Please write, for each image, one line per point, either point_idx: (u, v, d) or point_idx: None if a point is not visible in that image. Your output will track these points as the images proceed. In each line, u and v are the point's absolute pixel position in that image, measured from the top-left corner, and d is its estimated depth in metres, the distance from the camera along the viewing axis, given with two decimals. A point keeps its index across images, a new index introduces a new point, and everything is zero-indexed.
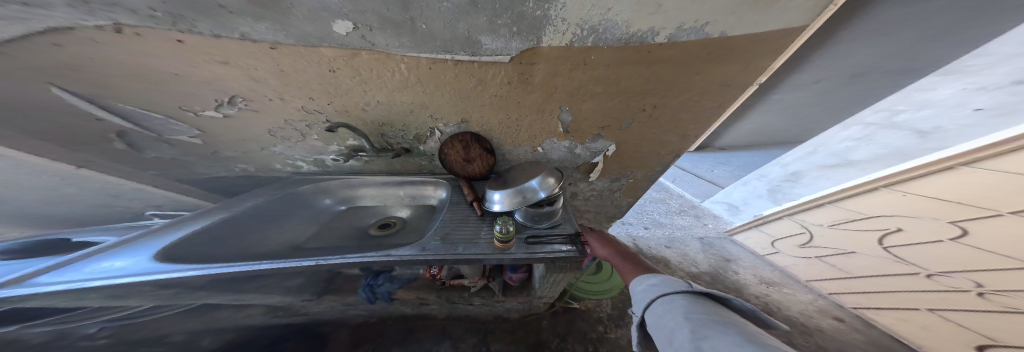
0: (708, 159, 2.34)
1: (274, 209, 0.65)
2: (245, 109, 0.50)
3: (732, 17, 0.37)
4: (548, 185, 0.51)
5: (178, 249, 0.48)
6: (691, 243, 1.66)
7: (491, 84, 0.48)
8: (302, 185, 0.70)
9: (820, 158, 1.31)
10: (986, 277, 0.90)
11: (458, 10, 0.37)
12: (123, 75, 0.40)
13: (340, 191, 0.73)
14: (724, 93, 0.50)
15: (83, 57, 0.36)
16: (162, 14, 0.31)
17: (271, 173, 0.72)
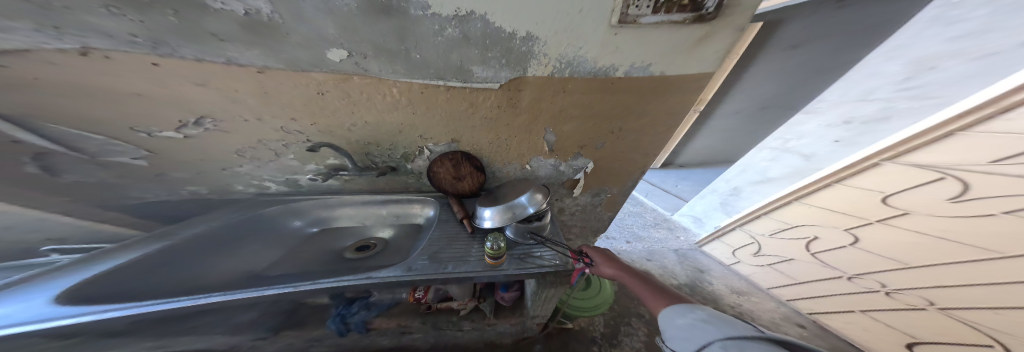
0: (671, 174, 2.55)
1: (229, 234, 0.59)
2: (214, 129, 0.46)
3: (668, 60, 0.46)
4: (536, 201, 0.55)
5: (91, 289, 0.41)
6: (668, 255, 1.72)
7: (481, 107, 0.52)
8: (267, 207, 0.64)
9: (747, 176, 1.48)
10: (894, 274, 1.03)
11: (451, 42, 0.41)
12: (68, 96, 0.35)
13: (313, 212, 0.69)
14: (676, 122, 0.60)
15: (27, 79, 0.32)
16: (144, 41, 0.30)
17: (228, 195, 0.64)
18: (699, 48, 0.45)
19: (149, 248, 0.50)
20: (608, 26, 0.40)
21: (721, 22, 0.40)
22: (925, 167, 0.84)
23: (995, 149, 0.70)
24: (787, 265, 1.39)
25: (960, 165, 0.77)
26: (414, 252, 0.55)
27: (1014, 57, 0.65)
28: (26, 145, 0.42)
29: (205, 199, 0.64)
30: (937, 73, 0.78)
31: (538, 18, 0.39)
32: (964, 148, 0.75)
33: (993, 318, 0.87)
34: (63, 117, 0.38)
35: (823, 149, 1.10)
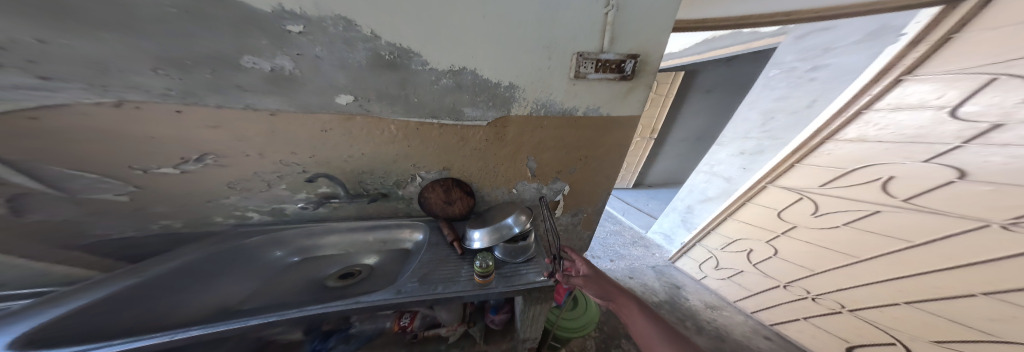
0: (642, 194, 2.66)
1: (205, 267, 0.56)
2: (213, 165, 0.48)
3: (615, 105, 0.58)
4: (520, 221, 0.61)
5: (52, 332, 0.38)
6: (648, 272, 1.79)
7: (471, 140, 0.59)
8: (249, 237, 0.61)
9: (694, 195, 1.64)
10: (815, 280, 1.19)
11: (445, 89, 0.49)
12: (83, 138, 0.38)
13: (297, 241, 0.67)
14: (622, 150, 0.69)
15: (56, 129, 0.36)
16: (176, 93, 0.36)
17: (204, 228, 0.61)
18: (632, 96, 0.57)
19: (115, 286, 0.46)
20: (568, 79, 0.52)
21: (642, 78, 0.54)
22: (790, 189, 1.16)
23: (821, 176, 1.03)
24: (741, 276, 1.51)
25: (810, 189, 1.09)
26: (405, 275, 0.57)
27: (803, 117, 1.02)
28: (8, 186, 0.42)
29: (176, 237, 0.59)
30: (776, 121, 1.13)
31: (517, 72, 0.50)
32: (802, 175, 1.09)
33: (885, 316, 1.05)
34: (62, 158, 0.39)
35: (736, 171, 1.36)
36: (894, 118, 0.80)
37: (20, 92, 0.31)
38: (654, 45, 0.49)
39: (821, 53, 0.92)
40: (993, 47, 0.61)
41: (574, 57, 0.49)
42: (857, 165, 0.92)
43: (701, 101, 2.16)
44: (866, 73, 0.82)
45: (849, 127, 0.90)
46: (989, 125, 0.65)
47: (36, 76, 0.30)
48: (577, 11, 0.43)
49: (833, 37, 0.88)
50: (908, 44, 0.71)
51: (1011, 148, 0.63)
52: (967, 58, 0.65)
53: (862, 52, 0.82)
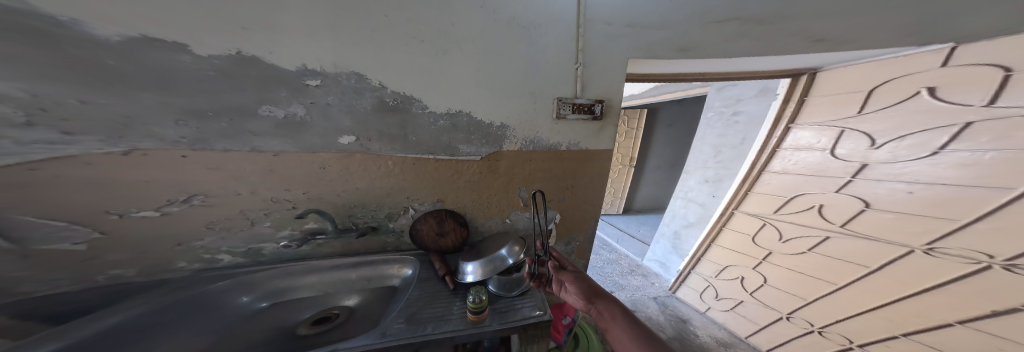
0: (636, 219, 2.69)
1: (156, 321, 0.46)
2: (200, 206, 0.46)
3: (590, 140, 0.67)
4: (514, 252, 0.62)
5: None
6: (650, 304, 1.73)
7: (465, 173, 0.63)
8: (215, 283, 0.53)
9: (677, 221, 1.74)
10: (816, 311, 1.18)
11: (442, 129, 0.55)
12: (70, 187, 0.37)
13: (271, 283, 0.58)
14: (603, 180, 0.75)
15: (47, 178, 0.36)
16: (188, 140, 0.39)
17: (157, 276, 0.52)
18: (604, 131, 0.67)
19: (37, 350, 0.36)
20: (552, 119, 0.61)
21: (610, 118, 0.65)
22: (755, 215, 1.27)
23: (771, 203, 1.19)
24: (743, 307, 1.47)
25: (768, 215, 1.22)
26: (389, 316, 0.53)
27: (739, 151, 1.33)
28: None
29: (125, 288, 0.49)
30: (724, 153, 1.40)
31: (508, 113, 0.57)
32: (759, 202, 1.23)
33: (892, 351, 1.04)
34: (33, 206, 0.37)
35: (707, 197, 1.53)
36: (798, 156, 1.05)
37: (36, 145, 0.33)
38: (613, 93, 0.61)
39: (736, 102, 1.32)
40: (829, 109, 0.93)
41: (554, 101, 0.59)
42: (794, 194, 1.09)
43: (665, 132, 2.45)
44: (767, 118, 1.13)
45: (773, 161, 1.14)
46: (860, 164, 0.89)
47: (59, 132, 0.33)
48: (545, 70, 0.56)
49: (738, 91, 1.30)
50: (783, 101, 1.05)
51: (884, 181, 0.85)
52: (814, 115, 0.98)
53: (764, 103, 1.19)
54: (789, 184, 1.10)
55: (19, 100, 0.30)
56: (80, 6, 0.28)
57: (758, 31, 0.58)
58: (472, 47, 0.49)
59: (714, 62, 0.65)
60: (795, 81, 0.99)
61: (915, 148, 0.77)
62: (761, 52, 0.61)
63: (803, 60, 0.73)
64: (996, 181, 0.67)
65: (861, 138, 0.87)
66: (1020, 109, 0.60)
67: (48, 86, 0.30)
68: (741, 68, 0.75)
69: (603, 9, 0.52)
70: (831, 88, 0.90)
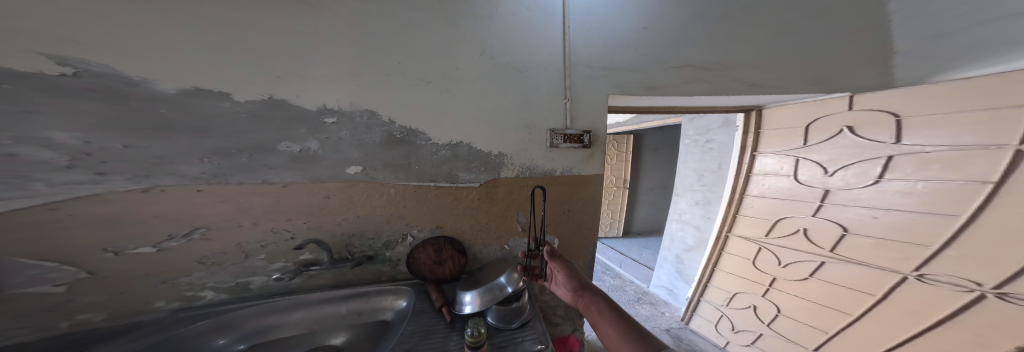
0: (636, 242, 2.64)
1: None
2: (198, 240, 0.46)
3: (583, 166, 0.72)
4: (514, 279, 0.59)
5: None
6: (662, 337, 1.60)
7: (465, 199, 0.64)
8: (190, 324, 0.48)
9: (677, 245, 1.77)
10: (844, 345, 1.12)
11: (444, 158, 0.58)
12: (82, 225, 0.38)
13: (252, 323, 0.52)
14: (597, 204, 0.77)
15: (63, 217, 0.37)
16: (207, 176, 0.42)
17: (127, 320, 0.46)
18: (594, 157, 0.72)
19: None
20: (545, 147, 0.66)
21: (598, 145, 0.71)
22: (749, 239, 1.34)
23: (759, 227, 1.28)
24: (764, 341, 1.39)
25: (760, 239, 1.29)
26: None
27: (717, 176, 1.47)
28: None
29: (84, 337, 0.43)
30: (707, 178, 1.53)
31: (506, 143, 0.62)
32: (748, 225, 1.33)
33: None
34: (34, 248, 0.37)
35: (701, 219, 1.59)
36: (769, 181, 1.23)
37: (65, 185, 0.35)
38: (599, 124, 0.68)
39: (706, 132, 1.51)
40: (780, 140, 1.15)
41: (547, 132, 0.65)
42: (777, 217, 1.20)
43: (652, 156, 2.59)
44: (735, 146, 1.34)
45: (750, 186, 1.31)
46: (823, 190, 1.05)
47: (93, 173, 0.36)
48: (539, 105, 0.62)
49: (706, 123, 1.52)
50: (743, 132, 1.27)
51: (848, 207, 0.99)
52: (772, 146, 1.20)
53: (729, 133, 1.39)
54: (767, 208, 1.25)
55: (70, 147, 0.34)
56: (154, 68, 0.36)
57: (707, 75, 0.71)
58: (473, 86, 0.56)
59: (680, 98, 0.74)
60: (748, 116, 1.25)
61: (860, 176, 0.94)
62: (714, 91, 0.73)
63: (751, 98, 0.87)
64: (937, 208, 0.79)
65: (815, 166, 1.06)
66: (919, 147, 0.81)
67: (100, 134, 0.35)
68: (705, 103, 0.86)
69: (585, 56, 0.62)
70: (777, 123, 1.14)
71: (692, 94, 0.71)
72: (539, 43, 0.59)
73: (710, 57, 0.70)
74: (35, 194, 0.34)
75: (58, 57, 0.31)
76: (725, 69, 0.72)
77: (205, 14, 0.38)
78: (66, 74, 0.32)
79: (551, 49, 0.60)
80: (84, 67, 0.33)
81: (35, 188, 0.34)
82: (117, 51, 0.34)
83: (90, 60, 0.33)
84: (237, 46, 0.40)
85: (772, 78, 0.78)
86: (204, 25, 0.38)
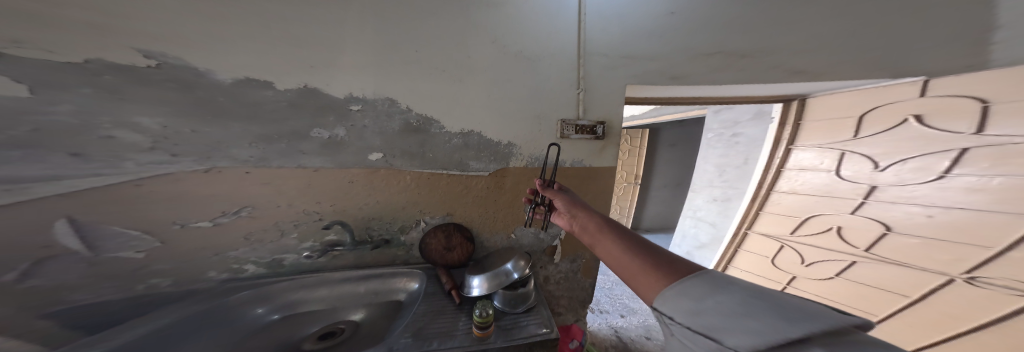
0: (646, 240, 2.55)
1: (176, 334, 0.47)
2: (246, 217, 0.52)
3: (592, 158, 0.72)
4: (520, 266, 0.61)
5: None
6: None
7: (474, 188, 0.66)
8: (236, 294, 0.55)
9: (689, 241, 1.73)
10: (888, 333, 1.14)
11: (456, 147, 0.61)
12: (158, 199, 0.45)
13: (286, 295, 0.59)
14: (607, 196, 0.77)
15: (146, 193, 0.44)
16: (254, 159, 0.47)
17: (189, 287, 0.54)
18: (604, 152, 0.73)
19: None
20: (556, 138, 0.67)
21: (610, 138, 0.71)
22: (770, 237, 1.32)
23: (785, 225, 1.24)
24: None
25: (784, 237, 1.26)
26: (396, 331, 0.52)
27: (743, 172, 1.37)
28: (47, 249, 0.42)
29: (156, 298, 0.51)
30: (729, 173, 1.44)
31: (515, 134, 0.64)
32: (773, 222, 1.28)
33: None
34: (123, 217, 0.44)
35: (718, 217, 1.53)
36: (804, 176, 1.13)
37: (145, 163, 0.42)
38: (613, 116, 0.68)
39: (733, 125, 1.38)
40: (824, 133, 1.02)
41: (558, 122, 0.66)
42: (807, 215, 1.15)
43: None
44: (767, 140, 1.21)
45: (780, 181, 1.22)
46: (868, 186, 0.97)
47: (168, 154, 0.42)
48: (549, 96, 0.63)
49: (734, 114, 1.37)
50: (779, 124, 1.11)
51: (898, 204, 0.93)
52: (812, 138, 1.06)
53: (761, 126, 1.25)
54: (801, 205, 1.16)
55: (153, 131, 0.40)
56: (211, 60, 0.41)
57: (739, 64, 0.68)
58: (485, 75, 0.58)
59: (705, 88, 0.72)
60: (786, 107, 1.06)
61: (920, 171, 0.86)
62: (747, 81, 0.70)
63: (787, 87, 0.80)
64: (1007, 206, 0.76)
65: (863, 161, 0.96)
66: (1005, 137, 0.73)
67: (173, 118, 0.41)
68: (730, 94, 0.81)
69: (599, 45, 0.61)
70: (821, 114, 0.98)
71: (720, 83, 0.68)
72: (551, 33, 0.59)
73: (742, 44, 0.66)
74: (122, 172, 0.41)
75: (145, 51, 0.37)
76: (760, 56, 0.67)
77: (248, 10, 0.42)
78: (150, 66, 0.38)
79: (564, 37, 0.59)
80: (162, 60, 0.39)
81: (125, 167, 0.41)
82: (185, 45, 0.39)
83: (167, 53, 0.39)
84: (277, 38, 0.44)
85: (815, 63, 0.71)
86: (247, 18, 0.42)
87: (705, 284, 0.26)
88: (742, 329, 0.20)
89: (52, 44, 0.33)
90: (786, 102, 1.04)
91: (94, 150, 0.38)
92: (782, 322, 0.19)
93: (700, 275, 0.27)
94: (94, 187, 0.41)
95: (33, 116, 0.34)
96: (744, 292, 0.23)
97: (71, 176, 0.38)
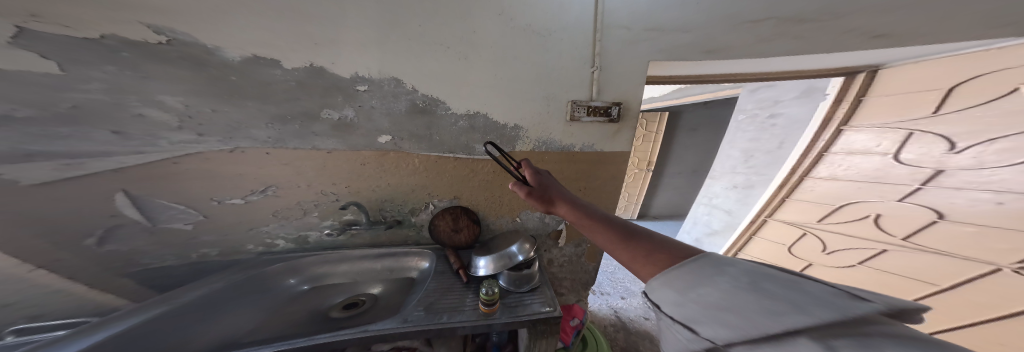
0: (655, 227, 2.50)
1: (227, 296, 0.54)
2: (272, 196, 0.57)
3: (602, 142, 0.70)
4: (525, 249, 0.63)
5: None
6: None
7: (481, 172, 0.67)
8: (270, 265, 0.61)
9: (700, 228, 1.74)
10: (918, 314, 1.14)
11: (462, 130, 0.61)
12: (193, 176, 0.50)
13: (312, 268, 0.65)
14: (617, 181, 0.76)
15: (183, 171, 0.48)
16: (272, 140, 0.50)
17: (233, 257, 0.61)
18: (617, 135, 0.69)
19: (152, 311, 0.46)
20: (566, 120, 0.65)
21: (627, 121, 0.67)
22: (791, 224, 1.30)
23: (811, 212, 1.20)
24: None
25: (808, 224, 1.24)
26: (409, 305, 0.55)
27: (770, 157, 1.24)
28: (113, 219, 0.49)
29: (208, 263, 0.60)
30: (757, 159, 1.31)
31: (523, 116, 0.62)
32: (798, 210, 1.24)
33: None
34: (167, 192, 0.49)
35: (735, 204, 1.48)
36: (851, 161, 1.01)
37: (178, 143, 0.45)
38: (630, 95, 0.63)
39: (772, 104, 1.19)
40: (891, 109, 0.88)
41: (569, 104, 0.63)
42: (841, 203, 1.10)
43: None
44: (813, 121, 1.05)
45: (819, 166, 1.10)
46: (933, 170, 0.87)
47: (195, 134, 0.46)
48: (561, 75, 0.59)
49: (776, 92, 1.16)
50: (834, 102, 0.98)
51: (965, 191, 0.83)
52: (877, 117, 0.91)
53: (808, 105, 1.06)
54: (835, 192, 1.10)
55: (178, 110, 0.43)
56: (217, 37, 0.40)
57: (799, 30, 0.57)
58: (493, 52, 0.54)
59: (748, 62, 0.64)
60: (850, 80, 0.91)
61: (1010, 153, 0.74)
62: (800, 50, 0.60)
63: (842, 57, 0.69)
64: None
65: (937, 141, 0.83)
66: None
67: (193, 97, 0.43)
68: (775, 67, 0.71)
69: (621, 15, 0.54)
70: (899, 87, 0.83)
71: (766, 53, 0.59)
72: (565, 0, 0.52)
73: (808, 3, 0.54)
74: (161, 151, 0.45)
75: (155, 26, 0.37)
76: (826, 17, 0.56)
77: None
78: (162, 42, 0.39)
79: (581, 3, 0.52)
80: (173, 36, 0.38)
81: (161, 145, 0.45)
82: (189, 20, 0.38)
83: (176, 29, 0.38)
84: (276, 9, 0.41)
85: (896, 25, 0.58)
86: None
87: (695, 274, 0.27)
88: (717, 321, 0.22)
89: (66, 18, 0.34)
90: (852, 75, 0.89)
91: (134, 130, 0.42)
92: (759, 316, 0.20)
93: (691, 263, 0.28)
94: (140, 164, 0.45)
95: (69, 95, 0.37)
96: (733, 282, 0.24)
97: (120, 153, 0.43)
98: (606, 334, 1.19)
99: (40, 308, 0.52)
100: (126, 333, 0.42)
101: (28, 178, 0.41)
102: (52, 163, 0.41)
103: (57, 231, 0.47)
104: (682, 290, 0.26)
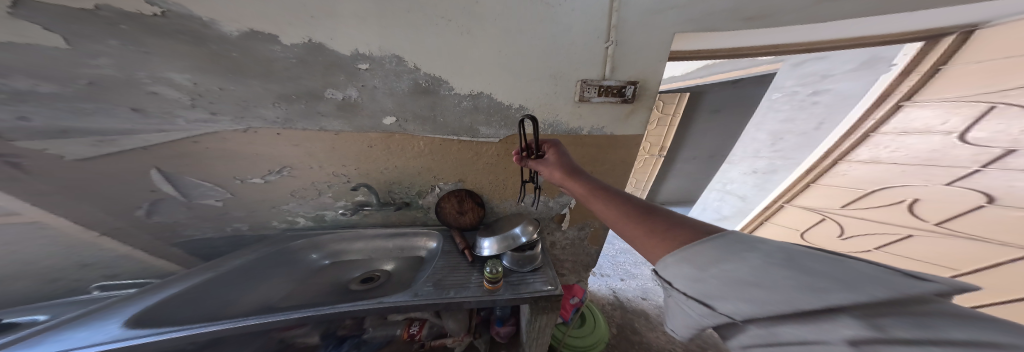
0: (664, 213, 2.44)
1: (261, 266, 0.59)
2: (287, 176, 0.60)
3: (612, 124, 0.66)
4: (528, 231, 0.63)
5: (152, 312, 0.45)
6: None
7: (485, 155, 0.66)
8: (292, 242, 0.65)
9: (709, 213, 1.80)
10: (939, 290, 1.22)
11: (466, 111, 0.59)
12: (213, 155, 0.53)
13: (330, 245, 0.69)
14: (626, 166, 0.74)
15: (204, 149, 0.51)
16: (281, 121, 0.52)
17: (259, 232, 0.67)
18: (629, 118, 0.66)
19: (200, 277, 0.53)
20: (574, 101, 0.62)
21: (642, 100, 0.63)
22: (813, 209, 1.35)
23: (841, 197, 1.23)
24: None
25: (832, 210, 1.30)
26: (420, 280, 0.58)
27: (796, 141, 1.20)
28: (154, 194, 0.54)
29: (238, 236, 0.66)
30: (785, 141, 1.24)
31: (528, 97, 0.60)
32: (824, 195, 1.28)
33: None
34: (194, 169, 0.53)
35: (752, 190, 1.51)
36: (900, 141, 0.98)
37: (194, 123, 0.48)
38: (649, 73, 0.59)
39: (820, 79, 1.03)
40: (975, 79, 0.79)
41: (579, 83, 0.59)
42: (876, 187, 1.13)
43: None
44: (865, 98, 0.96)
45: (861, 148, 1.07)
46: (1001, 150, 0.86)
47: (209, 113, 0.47)
48: (570, 50, 0.55)
49: (829, 65, 0.99)
50: (901, 73, 0.87)
51: None
52: (957, 89, 0.83)
53: (865, 79, 0.94)
54: (872, 177, 1.11)
55: (188, 89, 0.44)
56: (212, 9, 0.39)
57: None
58: (497, 26, 0.50)
59: (796, 28, 0.56)
60: (933, 44, 0.78)
61: None
62: (863, 8, 0.51)
63: (910, 20, 0.59)
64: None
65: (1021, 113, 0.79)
66: None
67: (201, 76, 0.44)
68: (829, 34, 0.61)
69: None
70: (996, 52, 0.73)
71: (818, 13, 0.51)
72: None
73: None
74: (180, 130, 0.48)
75: None
76: None
77: None
78: (157, 14, 0.37)
79: None
80: (165, 7, 0.37)
81: (179, 124, 0.47)
82: None
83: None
84: None
85: None
86: None
87: (717, 251, 0.26)
88: (738, 298, 0.22)
89: None
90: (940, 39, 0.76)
91: (152, 106, 0.45)
92: (794, 294, 0.20)
93: (714, 240, 0.28)
94: (165, 142, 0.49)
95: (86, 72, 0.39)
96: (764, 260, 0.23)
97: (147, 132, 0.47)
98: (603, 313, 1.22)
99: (108, 271, 0.61)
100: (183, 293, 0.49)
101: (72, 154, 0.45)
102: (89, 139, 0.45)
103: (110, 203, 0.53)
104: (705, 264, 0.26)
